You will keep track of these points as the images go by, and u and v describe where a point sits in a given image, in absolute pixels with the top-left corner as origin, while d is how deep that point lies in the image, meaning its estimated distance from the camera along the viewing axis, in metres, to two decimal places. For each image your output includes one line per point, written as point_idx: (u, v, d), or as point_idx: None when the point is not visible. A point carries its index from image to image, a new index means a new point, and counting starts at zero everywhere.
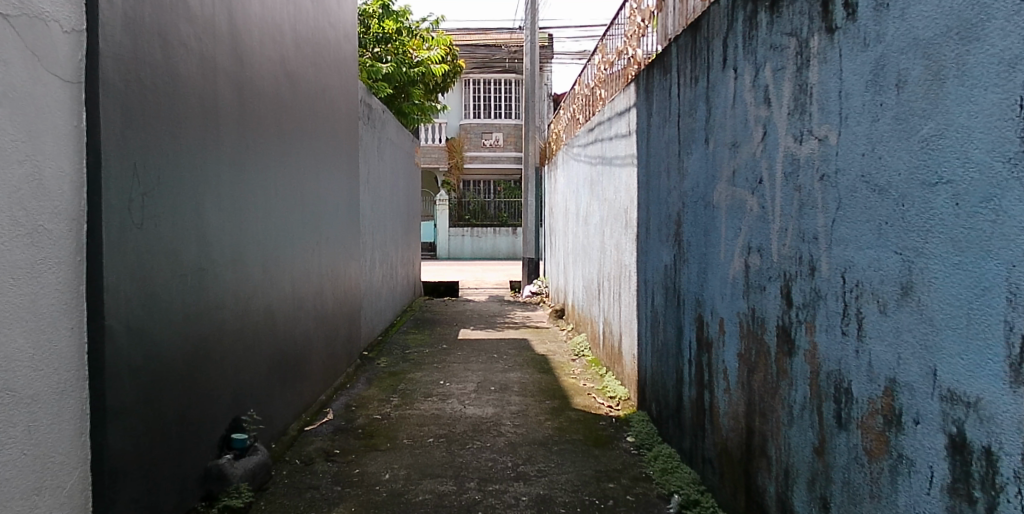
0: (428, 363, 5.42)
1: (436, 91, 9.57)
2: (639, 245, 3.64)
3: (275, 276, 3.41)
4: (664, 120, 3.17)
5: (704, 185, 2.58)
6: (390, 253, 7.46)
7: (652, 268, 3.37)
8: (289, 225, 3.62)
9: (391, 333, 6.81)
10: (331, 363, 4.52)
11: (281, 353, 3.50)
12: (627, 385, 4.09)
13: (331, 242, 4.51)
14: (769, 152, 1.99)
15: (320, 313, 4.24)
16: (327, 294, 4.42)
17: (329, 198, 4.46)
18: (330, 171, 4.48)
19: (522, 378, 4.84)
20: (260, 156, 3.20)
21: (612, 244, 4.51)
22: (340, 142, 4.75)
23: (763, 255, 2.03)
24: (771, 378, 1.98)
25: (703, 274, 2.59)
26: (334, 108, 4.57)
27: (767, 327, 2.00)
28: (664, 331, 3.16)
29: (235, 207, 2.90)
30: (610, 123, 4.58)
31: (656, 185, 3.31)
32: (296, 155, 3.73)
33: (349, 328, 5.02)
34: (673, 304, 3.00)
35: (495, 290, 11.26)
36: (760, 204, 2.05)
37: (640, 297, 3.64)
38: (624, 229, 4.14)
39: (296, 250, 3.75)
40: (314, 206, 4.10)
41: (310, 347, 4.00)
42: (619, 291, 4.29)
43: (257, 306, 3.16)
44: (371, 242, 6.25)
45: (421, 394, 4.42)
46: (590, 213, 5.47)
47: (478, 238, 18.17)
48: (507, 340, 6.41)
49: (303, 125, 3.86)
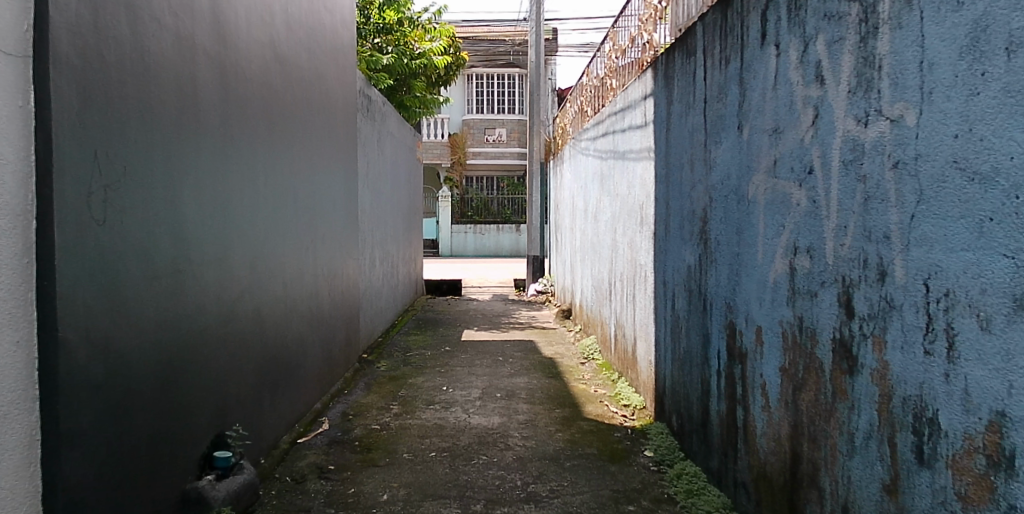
0: (430, 366, 5.17)
1: (438, 83, 9.35)
2: (657, 243, 3.38)
3: (264, 277, 3.16)
4: (687, 108, 2.90)
5: (737, 177, 2.31)
6: (391, 251, 7.20)
7: (672, 270, 3.10)
8: (279, 222, 3.37)
9: (392, 334, 6.55)
10: (328, 368, 4.27)
11: (272, 360, 3.25)
12: (642, 393, 3.83)
13: (327, 241, 4.26)
14: (822, 137, 1.72)
15: (315, 315, 3.98)
16: (323, 296, 4.16)
17: (325, 193, 4.21)
18: (326, 166, 4.22)
19: (530, 384, 4.58)
20: (247, 148, 2.94)
21: (625, 242, 4.24)
22: (336, 134, 4.49)
23: (814, 257, 1.77)
24: (825, 398, 1.72)
25: (735, 277, 2.32)
26: (329, 98, 4.30)
27: (820, 339, 1.74)
28: (687, 337, 2.89)
29: (217, 203, 2.65)
30: (623, 113, 4.31)
31: (677, 179, 3.05)
32: (288, 147, 3.47)
33: (347, 331, 4.76)
34: (699, 309, 2.74)
35: (499, 288, 10.99)
36: (810, 197, 1.78)
37: (658, 300, 3.38)
38: (639, 227, 3.87)
39: (288, 248, 3.50)
40: (308, 202, 3.84)
41: (304, 353, 3.75)
42: (633, 293, 4.02)
43: (244, 311, 2.91)
44: (370, 239, 5.99)
45: (423, 401, 4.16)
46: (600, 210, 5.19)
47: (481, 235, 17.91)
48: (513, 342, 6.15)
49: (295, 116, 3.60)
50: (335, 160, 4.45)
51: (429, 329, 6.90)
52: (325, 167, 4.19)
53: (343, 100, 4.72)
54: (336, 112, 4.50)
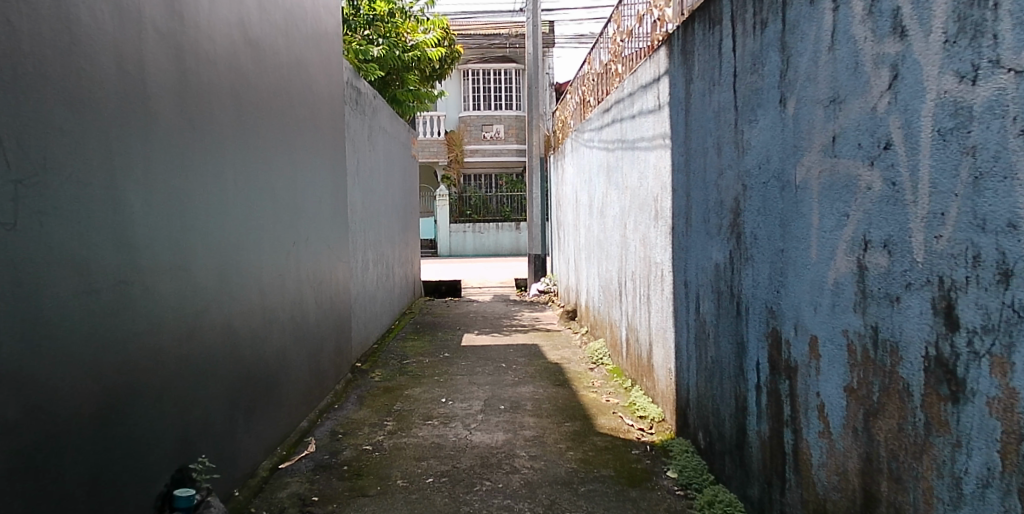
0: (428, 375, 4.82)
1: (434, 78, 9.08)
2: (676, 239, 3.03)
3: (238, 284, 2.82)
4: (710, 85, 2.56)
5: (779, 159, 1.97)
6: (386, 252, 6.86)
7: (697, 269, 2.75)
8: (255, 222, 3.02)
9: (388, 340, 6.21)
10: (316, 381, 3.92)
11: (248, 377, 2.90)
12: (660, 404, 3.48)
13: (312, 243, 3.92)
14: (905, 103, 1.37)
15: (300, 326, 3.64)
16: (308, 303, 3.81)
17: (309, 191, 3.86)
18: (310, 162, 3.88)
19: (536, 394, 4.23)
20: (213, 139, 2.60)
21: (637, 239, 3.90)
22: (321, 127, 4.14)
23: (895, 253, 1.42)
24: (914, 429, 1.37)
25: (780, 277, 1.98)
26: (312, 88, 3.95)
27: (905, 355, 1.40)
28: (716, 345, 2.54)
29: (176, 201, 2.30)
30: (632, 99, 3.96)
31: (699, 165, 2.70)
32: (263, 140, 3.13)
33: (337, 340, 4.42)
34: (731, 314, 2.39)
35: (500, 288, 10.63)
36: (889, 178, 1.43)
37: (680, 303, 3.03)
38: (653, 222, 3.52)
39: (265, 252, 3.15)
40: (289, 200, 3.50)
41: (287, 366, 3.41)
42: (647, 295, 3.68)
43: (212, 325, 2.56)
44: (363, 241, 5.65)
45: (420, 416, 3.81)
46: (607, 204, 4.84)
47: (480, 234, 17.57)
48: (516, 347, 5.81)
49: (272, 105, 3.25)
50: (320, 156, 4.10)
51: (427, 334, 6.55)
52: (308, 163, 3.84)
53: (327, 91, 4.37)
54: (320, 103, 4.15)
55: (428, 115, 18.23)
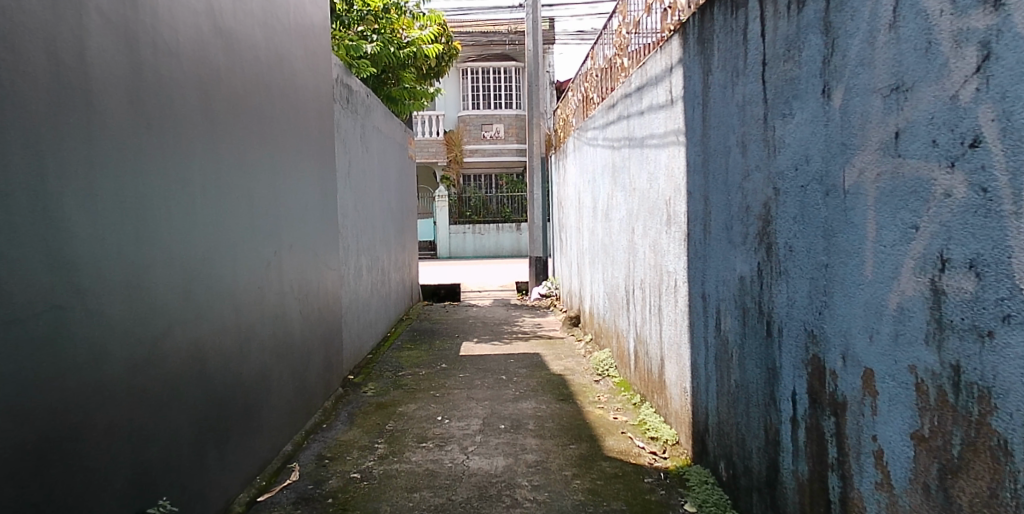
0: (424, 389, 4.54)
1: (431, 75, 8.81)
2: (692, 247, 2.76)
3: (208, 300, 2.54)
4: (732, 76, 2.28)
5: (823, 158, 1.69)
6: (381, 257, 6.58)
7: (717, 281, 2.47)
8: (229, 231, 2.75)
9: (383, 350, 5.93)
10: (302, 400, 3.65)
11: (221, 402, 2.63)
12: (674, 425, 3.20)
13: (297, 251, 3.65)
14: (1003, 88, 1.09)
15: (283, 341, 3.37)
16: (293, 315, 3.54)
17: (293, 195, 3.60)
18: (294, 164, 3.62)
19: (538, 411, 3.95)
20: (176, 140, 2.32)
21: (647, 245, 3.62)
22: (307, 126, 3.87)
23: (986, 276, 1.14)
24: (1014, 498, 1.09)
25: (825, 295, 1.70)
26: (296, 85, 3.69)
27: (1000, 405, 1.12)
28: (742, 368, 2.26)
29: (130, 210, 2.03)
30: (641, 94, 3.68)
31: (719, 165, 2.43)
32: (238, 139, 2.86)
33: (326, 353, 4.14)
34: (759, 335, 2.12)
35: (501, 292, 10.35)
36: (978, 183, 1.15)
37: (697, 317, 2.75)
38: (664, 227, 3.24)
39: (242, 262, 2.87)
40: (269, 206, 3.23)
41: (267, 387, 3.13)
42: (658, 307, 3.39)
43: (175, 347, 2.29)
44: (356, 246, 5.37)
45: (413, 438, 3.53)
46: (613, 207, 4.56)
47: (480, 236, 17.27)
48: (517, 356, 5.53)
49: (249, 104, 2.99)
50: (305, 158, 3.82)
51: (424, 343, 6.27)
52: (292, 165, 3.56)
53: (314, 89, 4.09)
54: (305, 100, 3.87)
55: (426, 115, 17.95)
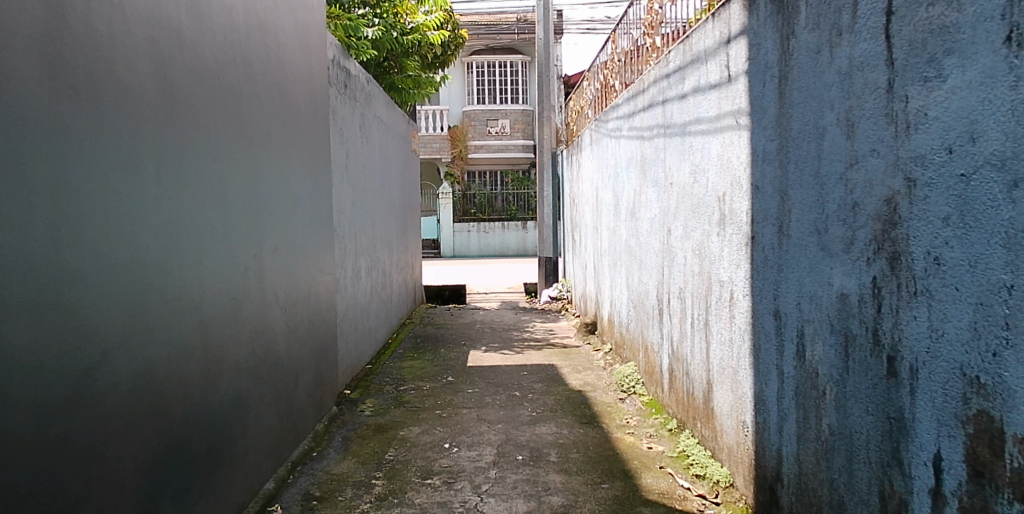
0: (429, 408, 4.05)
1: (435, 65, 8.32)
2: (761, 254, 2.25)
3: (167, 317, 2.06)
4: (831, 37, 1.77)
5: (1006, 135, 1.19)
6: (382, 257, 6.09)
7: (801, 297, 1.97)
8: (195, 231, 2.26)
9: (383, 359, 5.43)
10: (289, 426, 3.15)
11: (184, 441, 2.15)
12: (727, 464, 2.68)
13: (284, 254, 3.16)
14: None
15: (265, 359, 2.88)
16: (278, 328, 3.05)
17: (279, 188, 3.11)
18: (281, 153, 3.13)
19: (560, 437, 3.44)
20: (120, 116, 1.83)
21: (689, 249, 3.11)
22: (296, 110, 3.37)
23: None
24: None
25: (1004, 328, 1.20)
26: (283, 62, 3.18)
27: None
28: (841, 411, 1.76)
29: (47, 205, 1.53)
30: (681, 73, 3.17)
31: (807, 150, 1.92)
32: (208, 120, 2.37)
33: (317, 369, 3.65)
34: (873, 372, 1.62)
35: (507, 294, 9.83)
36: None
37: (765, 339, 2.25)
38: (715, 228, 2.74)
39: (212, 268, 2.38)
40: (250, 201, 2.74)
41: (245, 415, 2.64)
42: (705, 322, 2.90)
43: (118, 379, 1.80)
44: (354, 247, 4.87)
45: (416, 472, 3.03)
46: (642, 205, 4.06)
47: (485, 234, 16.71)
48: (531, 368, 5.03)
49: (223, 79, 2.49)
50: (294, 145, 3.32)
51: (428, 351, 5.77)
52: (277, 154, 3.07)
53: (306, 67, 3.59)
54: (295, 80, 3.37)
55: (429, 109, 17.43)
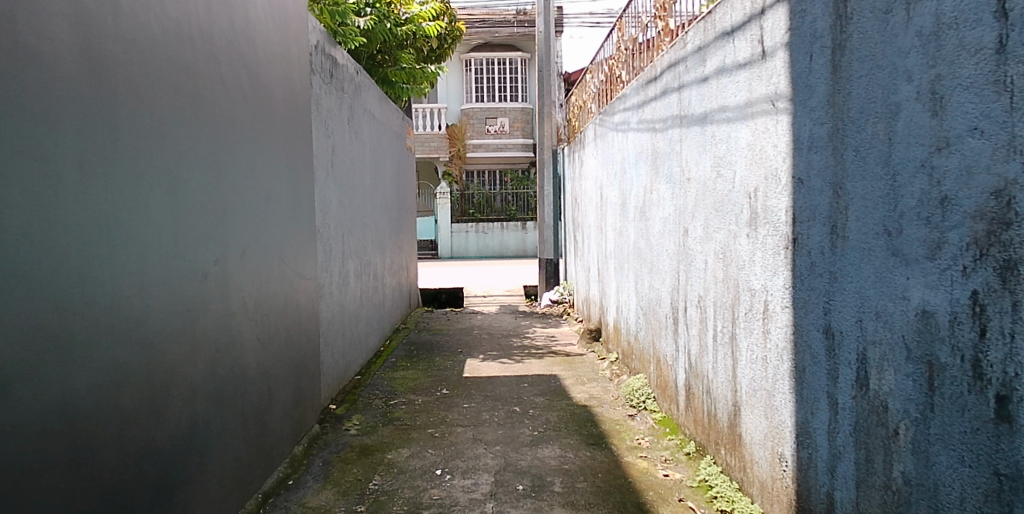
0: (420, 426, 3.69)
1: (431, 58, 7.99)
2: (807, 259, 1.90)
3: (97, 338, 1.71)
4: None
5: None
6: (374, 259, 5.74)
7: (864, 313, 1.62)
8: (138, 233, 1.91)
9: (374, 369, 5.07)
10: (261, 453, 2.79)
11: (120, 484, 1.80)
12: (760, 501, 2.31)
13: (257, 258, 2.81)
14: None
15: (231, 378, 2.53)
16: (248, 343, 2.70)
17: (251, 184, 2.76)
18: (252, 145, 2.78)
19: (565, 462, 3.09)
20: (26, 92, 1.48)
21: (711, 253, 2.75)
22: (273, 98, 3.02)
23: None
24: None
25: None
26: (257, 43, 2.83)
27: None
28: (923, 458, 1.41)
29: None
30: (701, 54, 2.83)
31: (874, 134, 1.57)
32: (155, 102, 2.02)
33: (296, 386, 3.30)
34: (973, 413, 1.27)
35: (507, 297, 9.45)
36: None
37: (812, 360, 1.90)
38: (743, 229, 2.39)
39: (161, 277, 2.03)
40: (212, 198, 2.39)
41: (204, 446, 2.29)
42: (731, 336, 2.54)
43: (20, 421, 1.44)
44: (341, 249, 4.51)
45: (403, 506, 2.68)
46: (653, 203, 3.71)
47: (484, 235, 16.34)
48: (531, 379, 4.67)
49: (175, 56, 2.14)
50: (269, 137, 2.97)
51: (422, 360, 5.41)
52: (246, 145, 2.71)
53: (284, 51, 3.24)
54: (271, 64, 3.02)
55: (427, 107, 17.08)
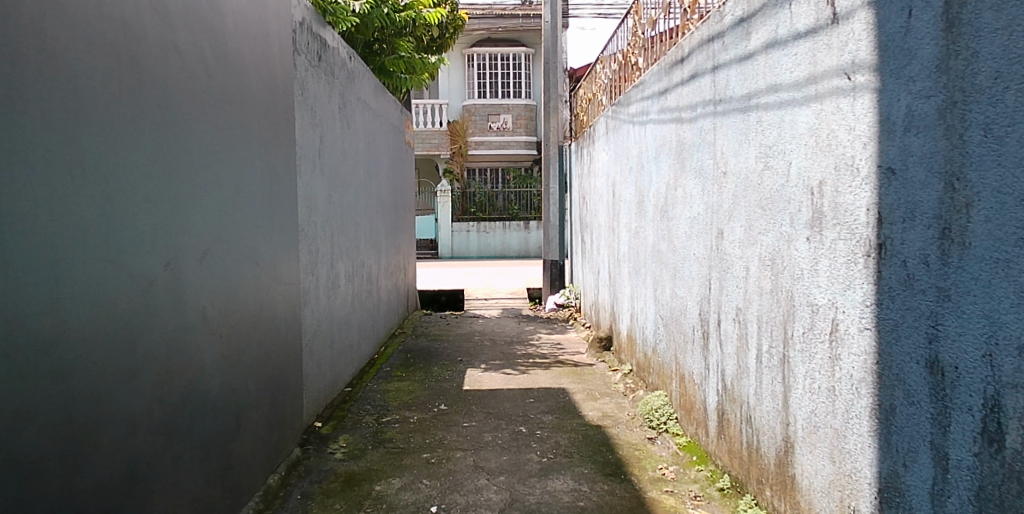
0: (414, 449, 3.29)
1: (431, 49, 7.59)
2: (901, 271, 1.50)
3: None
4: None
5: None
6: (368, 260, 5.33)
7: (997, 346, 1.22)
8: (50, 232, 1.49)
9: (366, 380, 4.67)
10: (226, 489, 2.39)
11: None
12: None
13: (222, 261, 2.41)
14: None
15: (187, 404, 2.13)
16: (209, 361, 2.29)
17: (216, 176, 2.36)
18: (217, 129, 2.37)
19: (580, 497, 2.68)
20: None
21: (756, 259, 2.35)
22: (245, 76, 2.61)
23: None
24: None
25: None
26: (224, 10, 2.43)
27: None
28: None
29: None
30: (744, 25, 2.42)
31: (1015, 105, 1.16)
32: (79, 67, 1.60)
33: (272, 406, 2.89)
34: None
35: (509, 300, 9.05)
36: None
37: (908, 399, 1.50)
38: (802, 231, 1.98)
39: (85, 287, 1.62)
40: (161, 189, 1.99)
41: (150, 489, 1.89)
42: (783, 359, 2.13)
43: None
44: (330, 250, 4.11)
45: None
46: (678, 200, 3.30)
47: (485, 234, 15.92)
48: (537, 394, 4.26)
49: (112, 13, 1.74)
50: (240, 120, 2.57)
51: (419, 370, 5.00)
52: (210, 129, 2.31)
53: (261, 23, 2.83)
54: (243, 37, 2.61)
55: (428, 103, 16.66)
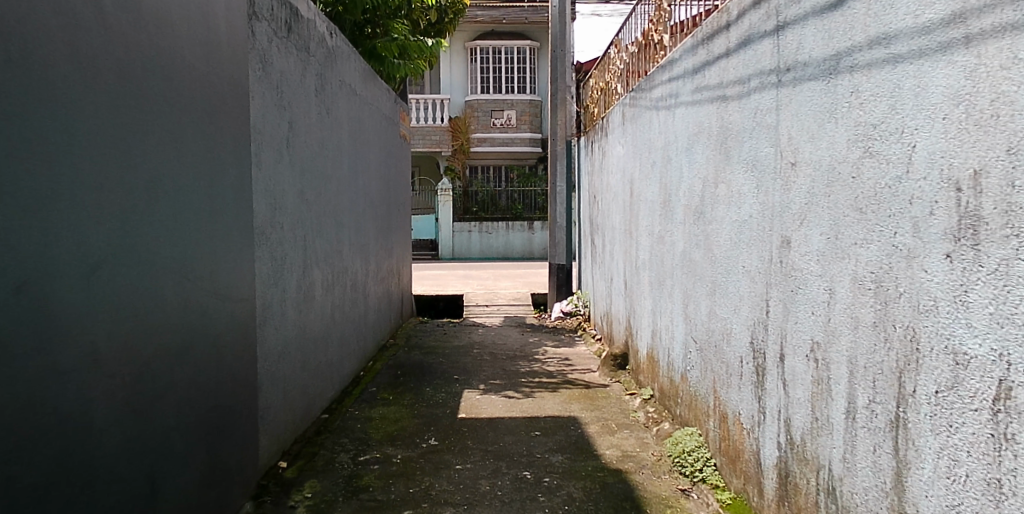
0: (393, 503, 2.68)
1: (427, 33, 7.00)
2: None
3: None
4: None
5: None
6: (352, 265, 4.73)
7: None
8: None
9: (347, 405, 4.07)
10: None
11: None
12: None
13: (132, 279, 1.82)
14: None
15: (65, 479, 1.53)
16: (102, 414, 1.68)
17: (118, 163, 1.75)
18: (119, 100, 1.76)
19: None
20: None
21: (846, 278, 1.74)
22: (169, 35, 2.01)
23: None
24: None
25: None
26: None
27: None
28: None
29: None
30: None
31: None
32: None
33: (209, 456, 2.28)
34: None
35: (512, 306, 8.43)
36: None
37: None
38: (938, 243, 1.37)
39: None
40: (18, 180, 1.38)
41: None
42: (896, 422, 1.52)
43: None
44: (301, 255, 3.50)
45: None
46: (720, 198, 2.69)
47: (487, 235, 15.29)
48: (544, 425, 3.65)
49: None
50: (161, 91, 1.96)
51: (408, 391, 4.40)
52: (110, 99, 1.71)
53: None
54: None
55: (428, 99, 16.05)
